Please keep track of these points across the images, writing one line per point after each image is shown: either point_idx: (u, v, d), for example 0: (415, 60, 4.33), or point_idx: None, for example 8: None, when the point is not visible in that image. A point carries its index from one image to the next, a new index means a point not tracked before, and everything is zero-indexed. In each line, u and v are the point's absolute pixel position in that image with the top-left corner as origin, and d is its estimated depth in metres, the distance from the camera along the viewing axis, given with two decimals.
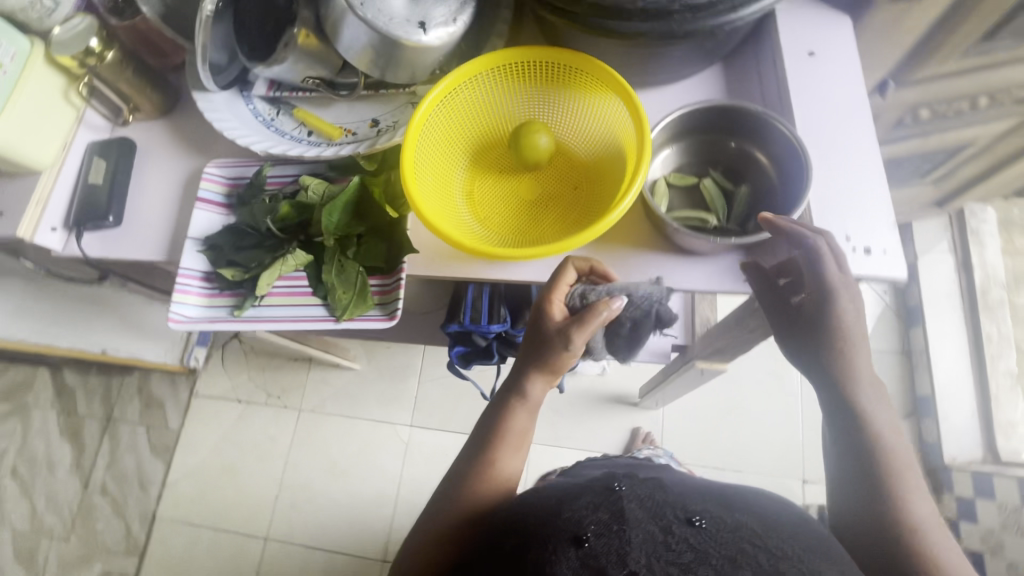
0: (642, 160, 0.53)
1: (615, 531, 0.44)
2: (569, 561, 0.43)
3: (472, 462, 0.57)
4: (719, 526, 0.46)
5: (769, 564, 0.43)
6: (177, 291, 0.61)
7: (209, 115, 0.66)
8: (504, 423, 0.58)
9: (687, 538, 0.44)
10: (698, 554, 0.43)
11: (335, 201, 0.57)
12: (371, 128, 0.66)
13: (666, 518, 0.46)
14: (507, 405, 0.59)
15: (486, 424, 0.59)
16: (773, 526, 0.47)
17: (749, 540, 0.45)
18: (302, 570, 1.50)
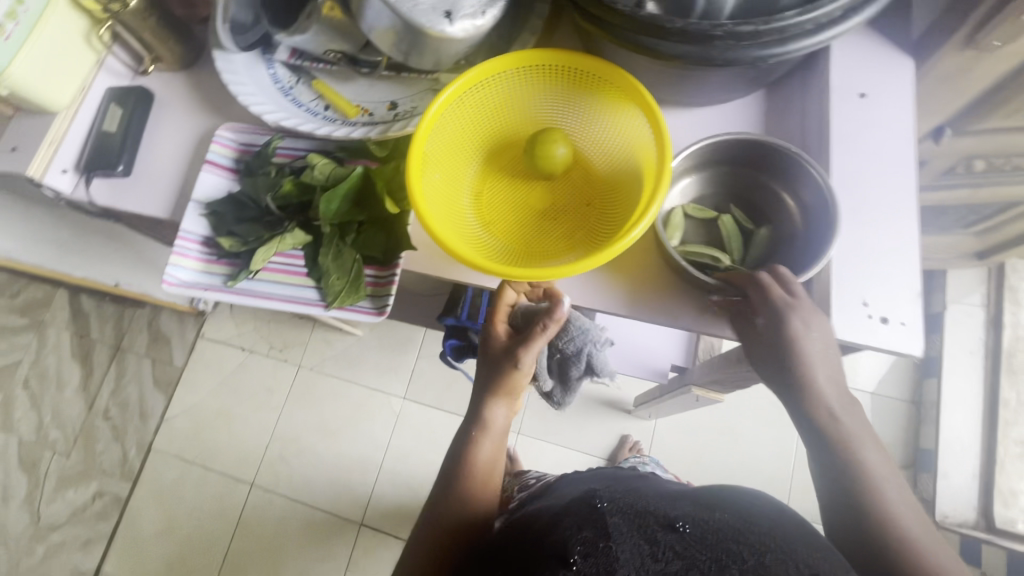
0: (661, 186, 0.50)
1: (601, 548, 0.42)
2: None
3: (445, 498, 0.56)
4: (703, 529, 0.43)
5: (753, 560, 0.40)
6: (175, 253, 0.60)
7: (226, 77, 0.64)
8: (468, 458, 0.57)
9: (672, 546, 0.42)
10: (686, 564, 0.41)
11: (336, 189, 0.56)
12: (389, 111, 0.64)
13: (650, 528, 0.44)
14: (470, 437, 0.58)
15: (449, 465, 0.58)
16: (757, 521, 0.44)
17: (732, 539, 0.42)
18: (283, 519, 1.55)
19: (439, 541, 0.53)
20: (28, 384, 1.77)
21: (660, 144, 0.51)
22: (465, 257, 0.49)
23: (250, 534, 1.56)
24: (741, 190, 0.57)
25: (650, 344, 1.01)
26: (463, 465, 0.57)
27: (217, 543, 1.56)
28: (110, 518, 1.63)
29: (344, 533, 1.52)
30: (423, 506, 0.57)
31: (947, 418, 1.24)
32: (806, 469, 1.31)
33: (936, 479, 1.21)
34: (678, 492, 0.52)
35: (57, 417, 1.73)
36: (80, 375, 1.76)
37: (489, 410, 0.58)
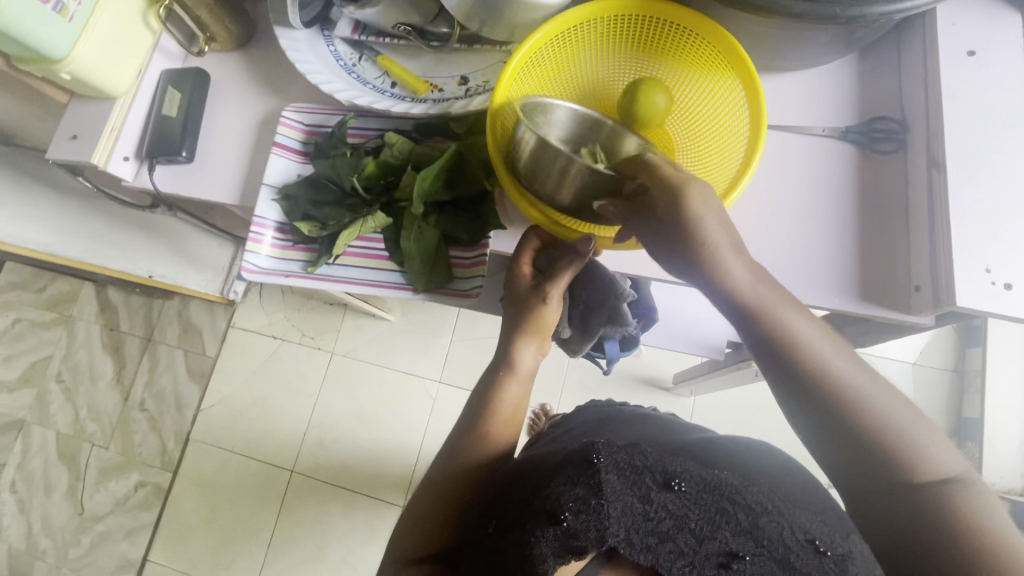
0: (757, 147, 0.50)
1: (593, 506, 0.42)
2: (547, 542, 0.41)
3: (465, 433, 0.55)
4: (699, 487, 0.44)
5: (746, 521, 0.43)
6: (251, 239, 0.58)
7: (291, 54, 0.62)
8: (492, 400, 0.56)
9: (666, 505, 0.43)
10: (676, 521, 0.43)
11: (430, 168, 0.53)
12: (459, 86, 0.62)
13: (645, 485, 0.44)
14: (495, 378, 0.58)
15: (471, 407, 0.57)
16: (753, 482, 0.47)
17: (727, 498, 0.44)
18: (325, 503, 1.57)
19: (458, 479, 0.52)
20: (62, 377, 1.78)
21: (755, 109, 0.51)
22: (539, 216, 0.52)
23: (292, 519, 1.58)
24: (843, 159, 0.55)
25: (706, 320, 0.97)
26: (487, 404, 0.56)
27: (260, 528, 1.58)
28: (153, 507, 1.64)
29: (386, 516, 1.54)
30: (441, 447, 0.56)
31: (995, 386, 1.23)
32: None
33: (981, 447, 1.21)
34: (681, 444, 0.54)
35: (92, 410, 1.74)
36: (113, 367, 1.77)
37: (516, 354, 0.57)
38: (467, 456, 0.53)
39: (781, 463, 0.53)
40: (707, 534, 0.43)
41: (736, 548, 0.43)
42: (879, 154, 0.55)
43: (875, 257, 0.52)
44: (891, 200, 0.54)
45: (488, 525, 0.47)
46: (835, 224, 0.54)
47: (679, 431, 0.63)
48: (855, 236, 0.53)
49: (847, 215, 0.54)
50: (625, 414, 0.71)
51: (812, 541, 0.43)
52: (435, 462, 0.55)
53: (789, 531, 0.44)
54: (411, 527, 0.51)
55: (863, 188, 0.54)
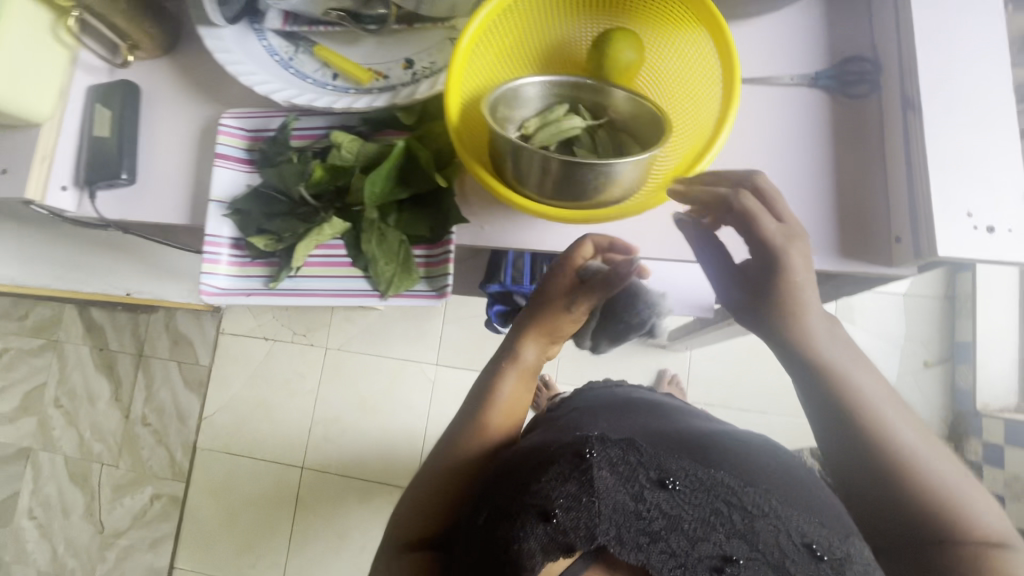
0: (729, 106, 0.46)
1: (584, 503, 0.44)
2: (536, 538, 0.42)
3: (466, 422, 0.54)
4: (692, 486, 0.46)
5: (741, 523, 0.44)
6: (207, 260, 0.56)
7: (220, 56, 0.57)
8: (492, 389, 0.55)
9: (659, 504, 0.45)
10: (669, 520, 0.45)
11: (377, 171, 0.50)
12: (405, 71, 0.58)
13: (638, 484, 0.46)
14: (498, 368, 0.56)
15: (473, 397, 0.56)
16: (752, 481, 0.47)
17: (723, 499, 0.45)
18: (339, 494, 1.60)
19: (457, 470, 0.52)
20: (60, 402, 1.78)
21: (727, 64, 0.48)
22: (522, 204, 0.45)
23: (310, 513, 1.61)
24: (815, 105, 0.52)
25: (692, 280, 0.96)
26: (487, 391, 0.55)
27: (280, 525, 1.62)
28: (171, 517, 1.67)
29: None
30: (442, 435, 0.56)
31: (986, 307, 1.23)
32: None
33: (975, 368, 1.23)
34: (678, 435, 0.55)
35: (96, 430, 1.74)
36: (109, 386, 1.76)
37: (518, 346, 0.56)
38: (464, 447, 0.53)
39: (778, 455, 0.52)
40: (701, 535, 0.44)
41: (729, 551, 0.44)
42: (852, 97, 0.52)
43: (852, 210, 0.50)
44: (867, 146, 0.51)
45: (478, 517, 0.47)
46: (811, 180, 0.51)
47: (676, 420, 0.63)
48: (831, 189, 0.51)
49: (821, 166, 0.51)
50: (623, 400, 0.71)
51: (810, 545, 0.43)
52: (434, 449, 0.55)
53: (785, 534, 0.44)
54: (408, 517, 0.52)
55: (838, 137, 0.52)
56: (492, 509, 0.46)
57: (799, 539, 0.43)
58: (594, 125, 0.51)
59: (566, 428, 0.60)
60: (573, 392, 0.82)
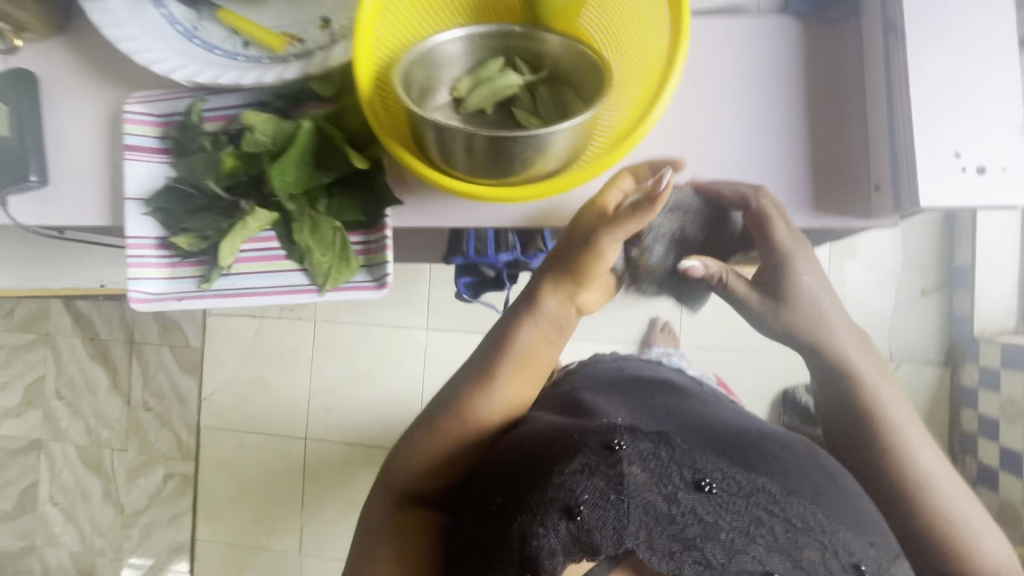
0: (677, 47, 0.40)
1: (611, 502, 0.42)
2: (558, 533, 0.41)
3: (475, 379, 0.53)
4: (727, 491, 0.46)
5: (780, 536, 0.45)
6: (132, 265, 0.52)
7: (109, 32, 0.50)
8: (507, 343, 0.54)
9: (693, 508, 0.44)
10: (704, 528, 0.44)
11: (286, 159, 0.44)
12: (322, 32, 0.51)
13: (673, 484, 0.45)
14: (517, 318, 0.54)
15: (486, 354, 0.55)
16: (795, 492, 0.48)
17: (763, 508, 0.46)
18: (344, 461, 1.63)
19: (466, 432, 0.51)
20: (62, 394, 1.79)
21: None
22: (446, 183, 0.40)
23: (318, 481, 1.65)
24: (785, 35, 0.46)
25: None
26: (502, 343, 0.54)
27: (291, 494, 1.67)
28: (187, 494, 1.72)
29: None
30: (449, 386, 0.55)
31: None
32: None
33: None
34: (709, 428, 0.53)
35: (100, 418, 1.77)
36: (106, 375, 1.77)
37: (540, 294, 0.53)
38: (475, 412, 0.52)
39: (816, 461, 0.54)
40: (739, 547, 0.45)
41: (772, 567, 0.45)
42: (828, 24, 0.45)
43: (827, 156, 0.45)
44: (846, 79, 0.45)
45: (489, 503, 0.45)
46: (781, 126, 0.45)
47: (699, 408, 0.62)
48: (806, 133, 0.45)
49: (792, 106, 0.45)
50: (632, 379, 0.72)
51: (855, 565, 0.46)
52: (444, 394, 0.54)
53: (830, 552, 0.46)
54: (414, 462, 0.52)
55: (813, 71, 0.45)
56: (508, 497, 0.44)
57: (847, 561, 0.46)
58: (533, 81, 0.45)
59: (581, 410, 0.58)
60: (575, 368, 0.81)
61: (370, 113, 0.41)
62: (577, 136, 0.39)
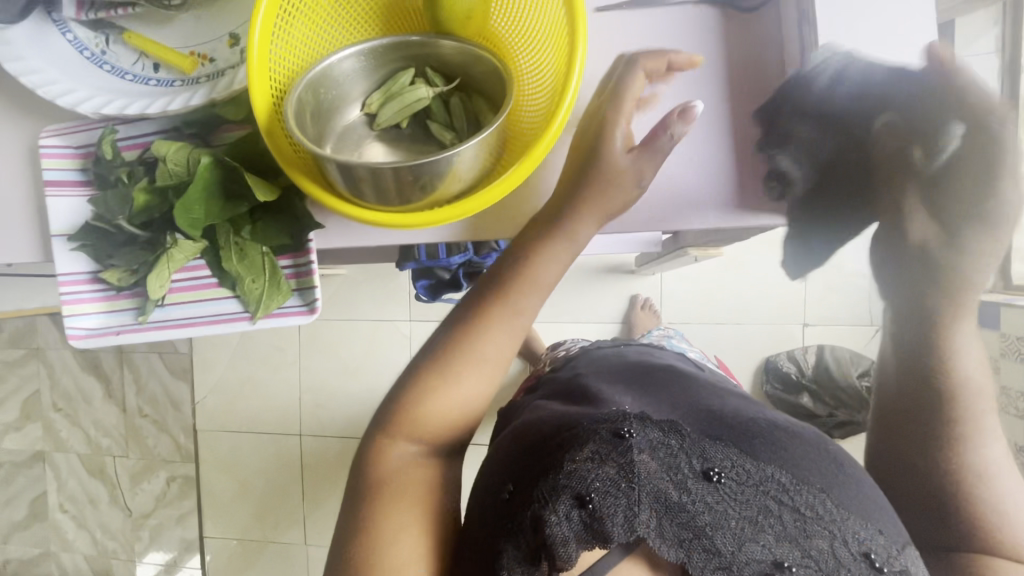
0: (576, 57, 0.39)
1: (622, 489, 0.41)
2: (569, 524, 0.40)
3: (482, 319, 0.45)
4: (738, 482, 0.44)
5: (793, 526, 0.42)
6: (67, 302, 0.51)
7: (10, 65, 0.48)
8: (520, 277, 0.45)
9: (703, 497, 0.43)
10: (714, 516, 0.42)
11: (186, 197, 0.43)
12: (231, 48, 0.49)
13: (681, 473, 0.43)
14: (532, 246, 0.45)
15: (487, 285, 0.46)
16: (805, 480, 0.44)
17: (775, 498, 0.43)
18: (340, 454, 1.66)
19: (472, 378, 0.45)
20: (58, 405, 1.81)
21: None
22: (360, 214, 0.40)
23: (316, 474, 1.68)
24: (707, 25, 0.47)
25: None
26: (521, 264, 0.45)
27: (292, 488, 1.70)
28: (190, 495, 1.76)
29: None
30: (451, 325, 0.47)
31: None
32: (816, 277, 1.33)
33: None
34: (724, 412, 0.52)
35: (98, 427, 1.79)
36: (99, 385, 1.78)
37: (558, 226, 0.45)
38: (477, 356, 0.45)
39: (825, 448, 0.48)
40: (749, 536, 0.42)
41: (781, 556, 0.42)
42: (744, 11, 0.47)
43: (745, 155, 0.46)
44: (767, 78, 0.47)
45: (499, 493, 0.45)
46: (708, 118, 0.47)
47: (716, 393, 0.59)
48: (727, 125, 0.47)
49: (713, 108, 0.47)
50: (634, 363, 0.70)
51: (868, 556, 0.42)
52: (459, 329, 0.46)
53: (841, 541, 0.42)
54: (433, 413, 0.45)
55: (736, 73, 0.47)
56: (533, 493, 0.42)
57: (856, 550, 0.42)
58: (445, 92, 0.45)
59: (588, 399, 0.58)
60: (578, 353, 0.83)
61: (273, 142, 0.40)
62: (484, 155, 0.39)
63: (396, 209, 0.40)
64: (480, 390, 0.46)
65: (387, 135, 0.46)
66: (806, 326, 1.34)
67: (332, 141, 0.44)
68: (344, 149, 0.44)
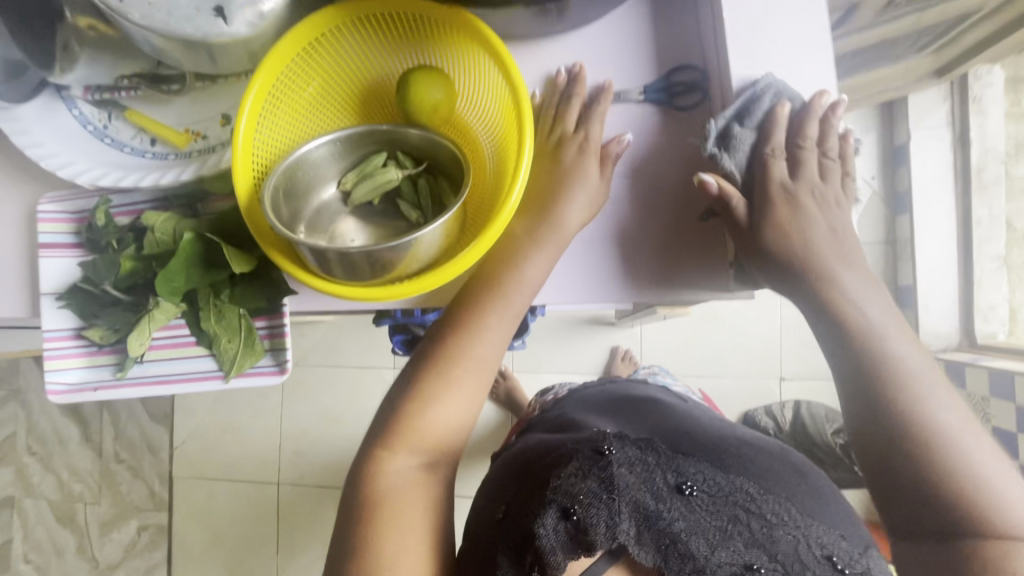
0: (522, 154, 0.45)
1: (603, 501, 0.51)
2: (556, 531, 0.49)
3: (468, 336, 0.52)
4: (706, 498, 0.54)
5: (759, 532, 0.53)
6: (49, 358, 0.54)
7: (18, 139, 0.52)
8: (499, 300, 0.52)
9: (678, 507, 0.53)
10: (687, 524, 0.53)
11: (169, 268, 0.46)
12: (224, 127, 0.54)
13: (659, 487, 0.54)
14: (512, 265, 0.51)
15: (466, 308, 0.53)
16: (770, 492, 0.56)
17: (742, 507, 0.54)
18: (318, 505, 1.63)
19: (459, 389, 0.52)
20: (33, 450, 1.77)
21: (517, 97, 0.45)
22: (332, 289, 0.43)
23: (293, 525, 1.64)
24: (648, 122, 0.54)
25: None
26: (502, 275, 0.52)
27: (265, 539, 1.66)
28: (161, 545, 1.70)
29: None
30: (440, 345, 0.53)
31: (923, 249, 1.26)
32: (791, 331, 1.37)
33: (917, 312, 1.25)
34: (691, 435, 0.63)
35: (72, 472, 1.75)
36: (77, 429, 1.76)
37: (533, 256, 0.51)
38: (461, 368, 0.52)
39: (788, 466, 0.61)
40: (719, 541, 0.53)
41: (750, 560, 0.52)
42: (681, 109, 0.54)
43: (686, 233, 0.54)
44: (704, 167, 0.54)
45: (496, 513, 0.54)
46: (650, 205, 0.54)
47: (686, 415, 0.69)
48: (663, 213, 0.54)
49: (655, 193, 0.54)
50: (618, 399, 0.75)
51: (829, 558, 0.52)
52: (451, 341, 0.52)
53: (807, 545, 0.53)
54: (435, 421, 0.52)
55: (679, 165, 0.54)
56: (528, 508, 0.51)
57: (819, 552, 0.53)
58: (414, 173, 0.49)
59: (574, 426, 0.65)
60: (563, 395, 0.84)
61: (253, 220, 0.45)
62: (443, 237, 0.43)
63: (363, 284, 0.44)
64: (473, 396, 0.53)
65: (360, 211, 0.51)
66: (783, 380, 1.37)
67: (307, 219, 0.48)
68: (319, 225, 0.49)
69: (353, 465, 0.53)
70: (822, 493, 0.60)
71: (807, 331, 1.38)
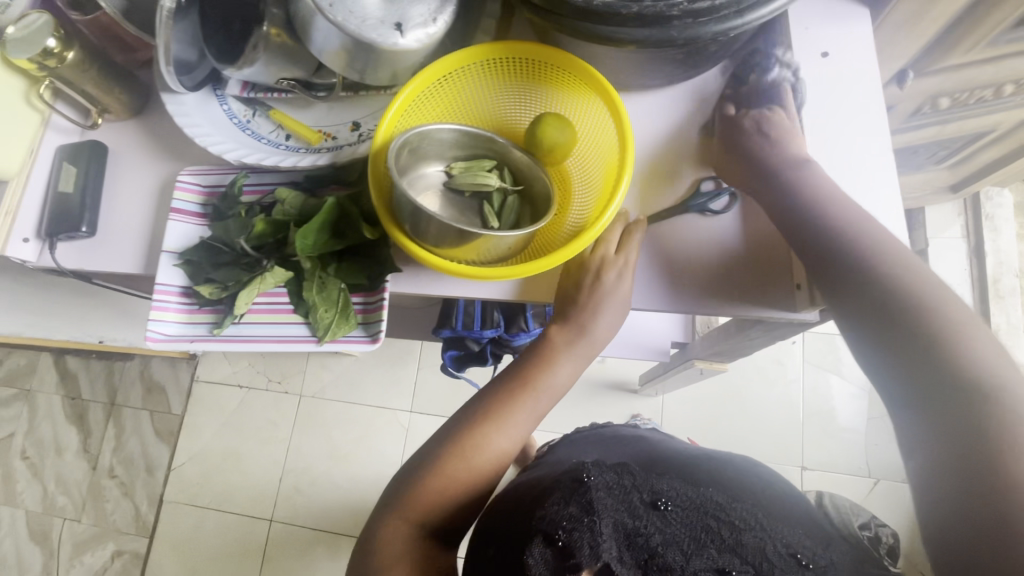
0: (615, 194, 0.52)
1: (585, 523, 0.53)
2: (543, 557, 0.50)
3: (492, 421, 0.59)
4: (677, 508, 0.58)
5: (730, 536, 0.54)
6: (154, 308, 0.57)
7: (179, 119, 0.61)
8: (528, 394, 0.60)
9: (653, 521, 0.56)
10: (663, 537, 0.55)
11: (309, 225, 0.53)
12: (353, 132, 0.62)
13: (635, 505, 0.58)
14: (545, 368, 0.60)
15: (494, 399, 0.60)
16: (739, 506, 0.58)
17: (712, 516, 0.57)
18: (306, 550, 1.55)
19: (477, 467, 0.57)
20: (26, 454, 1.73)
21: (624, 156, 0.53)
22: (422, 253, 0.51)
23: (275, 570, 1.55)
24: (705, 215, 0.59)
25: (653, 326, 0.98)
26: (539, 379, 0.60)
27: None
28: None
29: None
30: (466, 424, 0.59)
31: None
32: (812, 420, 1.38)
33: None
34: (664, 461, 0.71)
35: (60, 482, 1.69)
36: (78, 437, 1.72)
37: (561, 370, 0.60)
38: (480, 452, 0.57)
39: (764, 484, 0.67)
40: (693, 551, 0.53)
41: (723, 564, 0.52)
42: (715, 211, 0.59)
43: (752, 283, 0.57)
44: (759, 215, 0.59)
45: (485, 553, 0.57)
46: (697, 259, 0.58)
47: (665, 448, 0.79)
48: (711, 264, 0.58)
49: (704, 240, 0.58)
50: (616, 439, 0.81)
51: (795, 555, 0.52)
52: (479, 429, 0.58)
53: (771, 544, 0.53)
54: (447, 489, 0.56)
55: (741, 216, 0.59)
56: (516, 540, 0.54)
57: (785, 550, 0.53)
58: (509, 190, 0.57)
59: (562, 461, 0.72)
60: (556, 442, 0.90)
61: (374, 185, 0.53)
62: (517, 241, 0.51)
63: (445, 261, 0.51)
64: (494, 466, 0.58)
65: (450, 198, 0.58)
66: (804, 469, 1.34)
67: (409, 178, 0.56)
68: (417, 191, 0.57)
69: (366, 528, 0.57)
70: (798, 500, 0.67)
71: (828, 420, 1.38)
